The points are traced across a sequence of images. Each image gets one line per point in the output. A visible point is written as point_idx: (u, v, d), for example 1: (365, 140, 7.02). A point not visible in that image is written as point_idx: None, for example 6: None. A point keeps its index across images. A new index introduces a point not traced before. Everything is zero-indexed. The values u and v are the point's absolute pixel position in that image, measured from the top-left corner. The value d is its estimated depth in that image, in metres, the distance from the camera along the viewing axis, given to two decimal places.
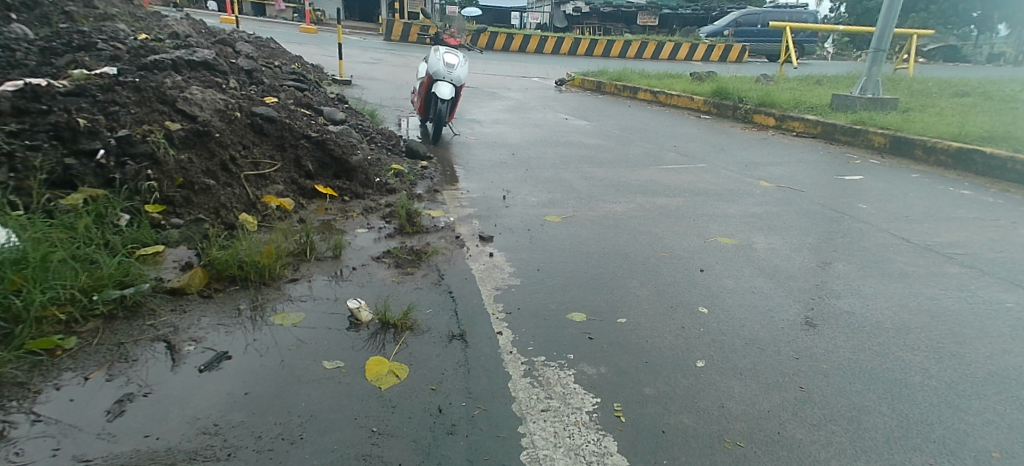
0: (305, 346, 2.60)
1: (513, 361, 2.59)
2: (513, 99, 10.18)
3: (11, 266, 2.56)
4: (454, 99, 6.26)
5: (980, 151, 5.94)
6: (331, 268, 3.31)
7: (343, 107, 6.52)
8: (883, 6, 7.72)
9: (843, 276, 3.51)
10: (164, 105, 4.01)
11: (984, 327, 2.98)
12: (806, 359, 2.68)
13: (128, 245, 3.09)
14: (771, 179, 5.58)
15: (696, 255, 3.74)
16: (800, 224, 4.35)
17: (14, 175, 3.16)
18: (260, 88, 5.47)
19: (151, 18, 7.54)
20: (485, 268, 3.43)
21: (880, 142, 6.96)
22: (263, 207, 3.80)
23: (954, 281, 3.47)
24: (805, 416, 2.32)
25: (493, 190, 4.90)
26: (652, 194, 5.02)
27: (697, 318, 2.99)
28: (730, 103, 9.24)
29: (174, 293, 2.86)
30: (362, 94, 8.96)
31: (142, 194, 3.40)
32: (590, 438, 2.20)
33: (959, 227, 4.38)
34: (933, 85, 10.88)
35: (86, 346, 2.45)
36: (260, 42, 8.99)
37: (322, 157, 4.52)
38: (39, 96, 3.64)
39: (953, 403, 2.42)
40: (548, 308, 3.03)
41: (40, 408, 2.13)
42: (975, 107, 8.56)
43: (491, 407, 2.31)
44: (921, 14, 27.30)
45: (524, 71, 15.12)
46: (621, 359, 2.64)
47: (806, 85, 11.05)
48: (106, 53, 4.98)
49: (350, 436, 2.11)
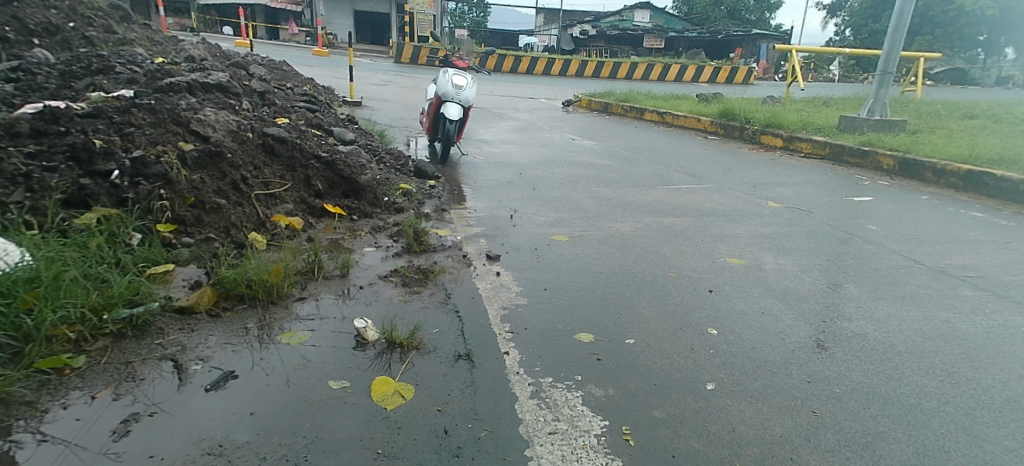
0: (310, 365, 2.59)
1: (520, 381, 2.57)
2: (521, 120, 10.24)
3: (23, 285, 2.58)
4: (463, 120, 6.33)
5: (991, 174, 5.90)
6: (338, 287, 3.31)
7: (353, 127, 6.59)
8: (890, 28, 7.75)
9: (854, 298, 3.48)
10: (179, 126, 4.06)
11: (1000, 352, 2.94)
12: (818, 383, 2.64)
13: (139, 264, 3.10)
14: (780, 200, 5.57)
15: (704, 275, 3.73)
16: (810, 245, 4.32)
17: (30, 195, 3.20)
18: (272, 110, 5.56)
19: (168, 42, 7.70)
20: (492, 287, 3.43)
21: (889, 164, 6.94)
22: (273, 226, 3.83)
23: (967, 304, 3.44)
24: (818, 442, 2.28)
25: (500, 210, 4.91)
26: (658, 214, 5.01)
27: (705, 339, 2.96)
28: (736, 124, 9.28)
29: (183, 312, 2.86)
30: (372, 114, 9.05)
31: (153, 214, 3.43)
32: (598, 462, 2.16)
33: (973, 250, 4.33)
34: (941, 107, 10.91)
35: (94, 365, 2.45)
36: (273, 64, 9.14)
37: (332, 177, 4.54)
38: (57, 118, 3.69)
39: (970, 430, 2.37)
40: (556, 329, 3.01)
41: (46, 428, 2.13)
42: (984, 129, 8.54)
43: (499, 429, 2.28)
44: (926, 38, 27.36)
45: (530, 93, 15.17)
46: (629, 380, 2.62)
47: (812, 107, 11.16)
48: (123, 75, 5.06)
49: (355, 457, 2.09)
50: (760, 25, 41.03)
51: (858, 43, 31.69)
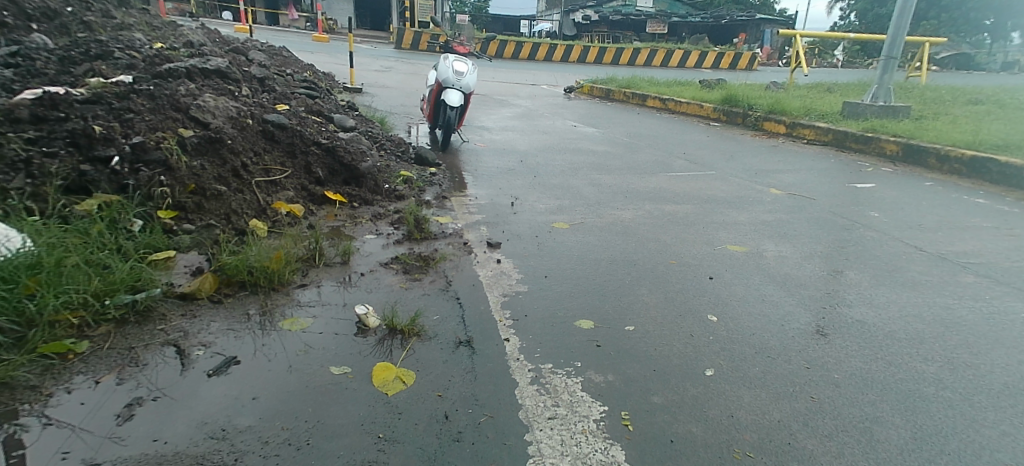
0: (312, 351, 2.60)
1: (520, 367, 2.58)
2: (523, 106, 10.21)
3: (26, 271, 2.59)
4: (463, 106, 6.31)
5: (995, 160, 5.87)
6: (339, 274, 3.32)
7: (354, 114, 6.58)
8: (896, 11, 7.64)
9: (854, 284, 3.47)
10: (178, 112, 4.07)
11: (1000, 338, 2.94)
12: (817, 368, 2.65)
13: (141, 250, 3.11)
14: (781, 186, 5.56)
15: (705, 262, 3.73)
16: (811, 232, 4.31)
17: (31, 181, 3.20)
18: (271, 96, 5.55)
19: (166, 28, 7.66)
20: (493, 274, 3.43)
21: (892, 150, 6.91)
22: (274, 213, 3.84)
23: (968, 291, 3.44)
24: (816, 427, 2.29)
25: (502, 197, 4.91)
26: (660, 201, 5.00)
27: (705, 326, 2.97)
28: (739, 110, 9.24)
29: (185, 298, 2.88)
30: (373, 101, 9.03)
31: (154, 201, 3.44)
32: (597, 446, 2.18)
33: (975, 237, 4.32)
34: (945, 92, 10.83)
35: (97, 350, 2.47)
36: (273, 49, 9.11)
37: (333, 164, 4.54)
38: (56, 104, 3.69)
39: (968, 415, 2.38)
40: (557, 315, 3.02)
41: (51, 412, 2.15)
42: (989, 115, 8.49)
43: (499, 415, 2.30)
44: (932, 22, 27.09)
45: (532, 79, 15.09)
46: (629, 367, 2.63)
47: (816, 93, 11.09)
48: (122, 61, 5.04)
49: (356, 442, 2.11)
50: (764, 10, 40.75)
51: (863, 28, 31.45)
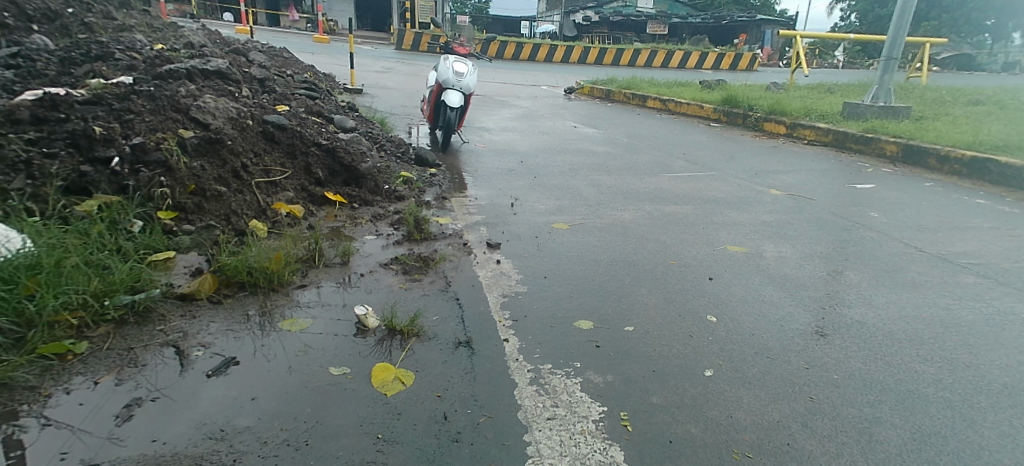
0: (311, 351, 2.61)
1: (519, 368, 2.58)
2: (523, 107, 10.21)
3: (25, 272, 2.60)
4: (463, 107, 6.31)
5: (995, 161, 5.87)
6: (338, 274, 3.32)
7: (354, 115, 6.59)
8: (896, 12, 7.64)
9: (854, 285, 3.47)
10: (179, 113, 4.08)
11: (999, 338, 2.94)
12: (816, 369, 2.65)
13: (140, 251, 3.11)
14: (781, 187, 5.56)
15: (704, 263, 3.74)
16: (811, 233, 4.31)
17: (32, 182, 3.21)
18: (271, 97, 5.56)
19: (167, 29, 7.67)
20: (493, 275, 3.43)
21: (892, 150, 6.90)
22: (274, 214, 3.84)
23: (968, 291, 3.44)
24: (816, 427, 2.29)
25: (501, 198, 4.91)
26: (659, 201, 5.01)
27: (705, 326, 2.97)
28: (740, 111, 9.24)
29: (184, 298, 2.88)
30: (374, 102, 9.04)
31: (154, 201, 3.45)
32: (596, 447, 2.18)
33: (975, 237, 4.31)
34: (946, 93, 10.83)
35: (96, 351, 2.47)
36: (273, 50, 9.12)
37: (333, 165, 4.55)
38: (57, 105, 3.69)
39: (967, 415, 2.38)
40: (556, 316, 3.02)
41: (50, 412, 2.15)
42: (990, 115, 8.48)
43: (497, 415, 2.30)
44: (932, 23, 27.09)
45: (532, 80, 15.10)
46: (628, 367, 2.63)
47: (816, 93, 11.08)
48: (122, 62, 5.04)
49: (355, 443, 2.11)
50: (765, 10, 40.76)
51: (864, 29, 31.46)
